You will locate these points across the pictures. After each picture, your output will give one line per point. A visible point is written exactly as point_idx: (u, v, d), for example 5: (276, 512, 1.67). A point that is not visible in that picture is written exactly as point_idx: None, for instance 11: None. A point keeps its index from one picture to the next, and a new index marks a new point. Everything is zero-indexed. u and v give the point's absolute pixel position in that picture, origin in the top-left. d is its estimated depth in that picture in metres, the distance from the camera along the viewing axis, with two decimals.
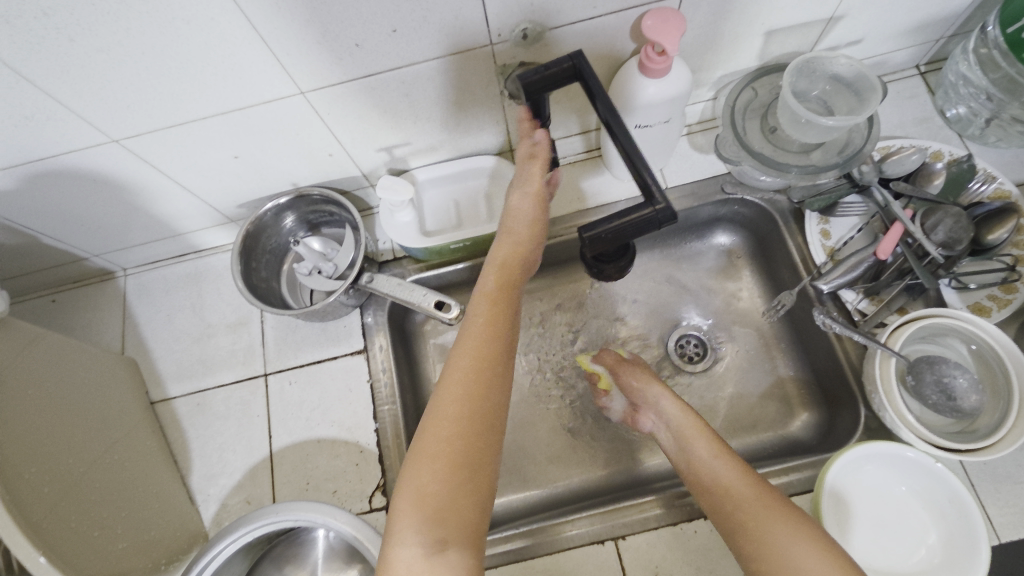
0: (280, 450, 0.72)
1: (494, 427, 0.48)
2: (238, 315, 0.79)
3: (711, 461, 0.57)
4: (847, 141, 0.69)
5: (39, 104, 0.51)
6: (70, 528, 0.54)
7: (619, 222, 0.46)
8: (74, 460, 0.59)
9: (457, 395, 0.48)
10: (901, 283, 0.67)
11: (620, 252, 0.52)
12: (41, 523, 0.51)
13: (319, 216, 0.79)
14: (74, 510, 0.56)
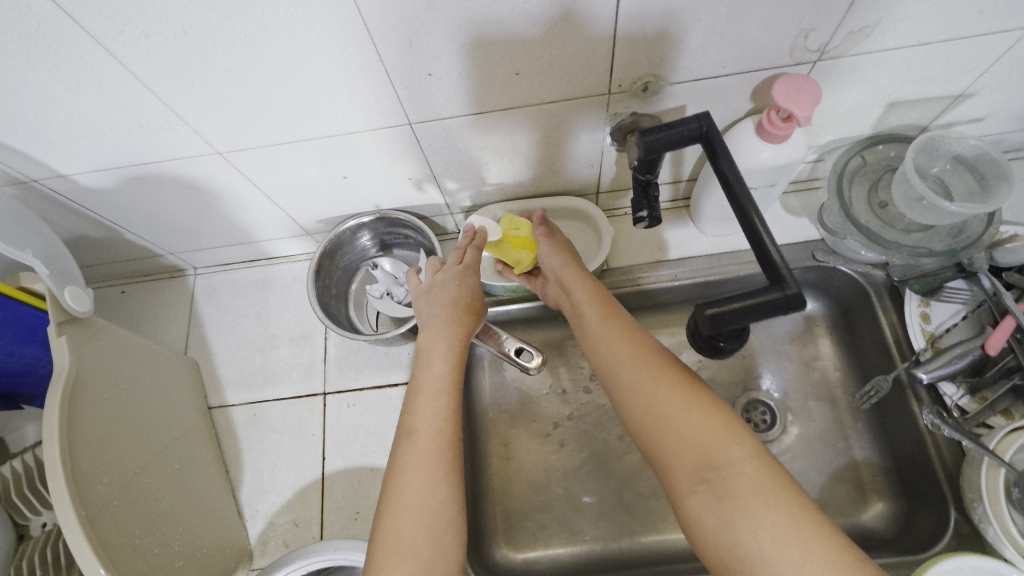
0: (332, 473, 0.70)
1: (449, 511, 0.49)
2: (303, 329, 0.78)
3: (658, 399, 0.50)
4: (962, 226, 0.65)
5: (156, 113, 0.51)
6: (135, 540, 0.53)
7: (741, 299, 0.45)
8: (139, 467, 0.59)
9: (414, 483, 0.49)
10: (1007, 383, 0.61)
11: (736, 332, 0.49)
12: (107, 537, 0.51)
13: (394, 238, 0.77)
14: (136, 522, 0.55)
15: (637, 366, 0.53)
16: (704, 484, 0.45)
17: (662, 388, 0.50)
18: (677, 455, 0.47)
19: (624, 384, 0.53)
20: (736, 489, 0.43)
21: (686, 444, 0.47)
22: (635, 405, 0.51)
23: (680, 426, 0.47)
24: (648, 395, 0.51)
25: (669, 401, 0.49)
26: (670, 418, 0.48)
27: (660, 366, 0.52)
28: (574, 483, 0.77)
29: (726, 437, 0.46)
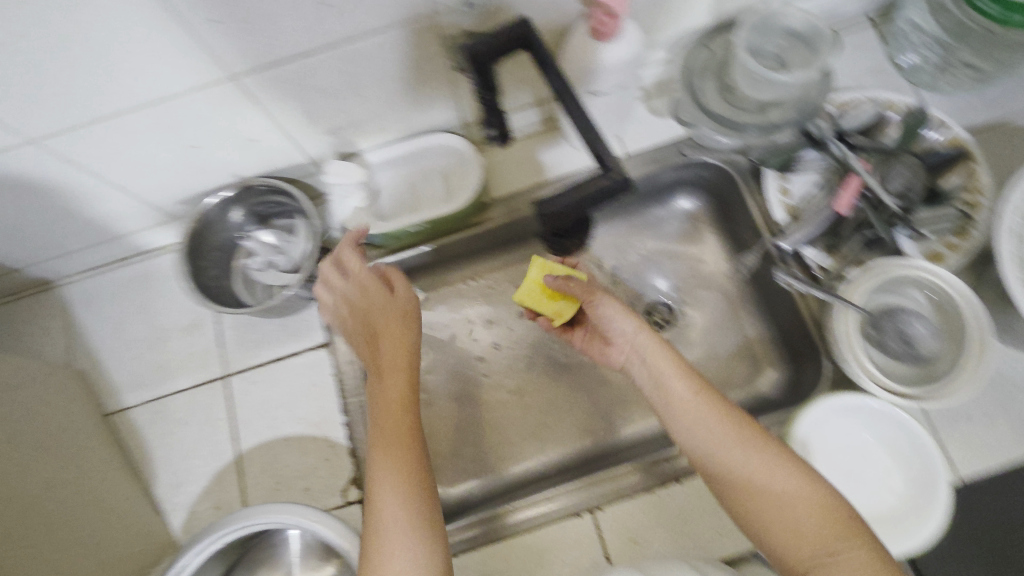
0: (247, 451, 0.70)
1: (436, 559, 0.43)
2: (191, 317, 0.75)
3: (735, 458, 0.47)
4: (803, 96, 0.68)
5: None
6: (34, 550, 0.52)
7: (576, 197, 0.48)
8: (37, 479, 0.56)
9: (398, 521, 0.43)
10: (860, 236, 0.69)
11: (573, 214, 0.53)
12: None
13: (268, 208, 0.74)
14: (35, 534, 0.54)
15: (684, 387, 0.51)
16: (769, 519, 0.45)
17: (709, 418, 0.48)
18: (773, 520, 0.44)
19: (666, 411, 0.51)
20: (801, 523, 0.43)
21: (748, 483, 0.46)
22: (677, 427, 0.50)
23: (788, 490, 0.44)
24: (727, 458, 0.47)
25: (713, 429, 0.48)
26: (734, 459, 0.47)
27: (710, 391, 0.50)
28: (496, 414, 0.81)
29: (791, 473, 0.45)
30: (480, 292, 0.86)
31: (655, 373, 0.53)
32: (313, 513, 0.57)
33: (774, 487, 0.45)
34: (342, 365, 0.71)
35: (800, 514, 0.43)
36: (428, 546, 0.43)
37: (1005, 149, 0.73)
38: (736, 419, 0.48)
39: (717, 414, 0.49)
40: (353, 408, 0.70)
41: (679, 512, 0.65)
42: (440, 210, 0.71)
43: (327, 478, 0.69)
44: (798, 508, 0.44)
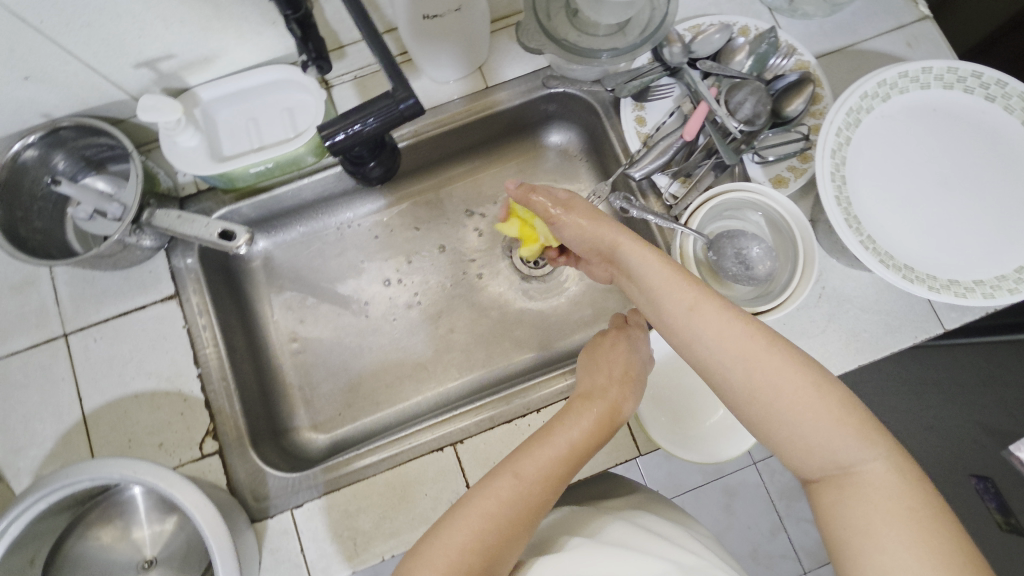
0: (94, 410, 0.67)
1: (522, 505, 0.48)
2: (22, 274, 0.70)
3: (776, 380, 0.45)
4: (649, 18, 0.67)
5: None
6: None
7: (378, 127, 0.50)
8: None
9: (495, 493, 0.48)
10: (709, 162, 0.70)
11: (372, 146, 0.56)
12: None
13: (98, 151, 0.68)
14: None
15: (691, 307, 0.50)
16: (786, 429, 0.45)
17: (732, 332, 0.47)
18: (809, 439, 0.44)
19: (683, 331, 0.50)
20: (803, 423, 0.45)
21: (754, 397, 0.46)
22: (689, 348, 0.50)
23: (797, 407, 0.45)
24: (768, 382, 0.46)
25: (738, 338, 0.47)
26: (735, 375, 0.47)
27: (715, 304, 0.49)
28: (372, 358, 0.80)
29: (792, 379, 0.45)
30: (353, 237, 0.85)
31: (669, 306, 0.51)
32: (143, 465, 0.54)
33: (782, 401, 0.45)
34: (192, 319, 0.70)
35: (799, 420, 0.45)
36: (539, 492, 0.49)
37: (849, 75, 0.75)
38: (738, 328, 0.47)
39: (730, 323, 0.48)
40: (207, 356, 0.69)
41: None
42: (285, 147, 0.67)
43: (183, 431, 0.67)
44: (802, 412, 0.45)
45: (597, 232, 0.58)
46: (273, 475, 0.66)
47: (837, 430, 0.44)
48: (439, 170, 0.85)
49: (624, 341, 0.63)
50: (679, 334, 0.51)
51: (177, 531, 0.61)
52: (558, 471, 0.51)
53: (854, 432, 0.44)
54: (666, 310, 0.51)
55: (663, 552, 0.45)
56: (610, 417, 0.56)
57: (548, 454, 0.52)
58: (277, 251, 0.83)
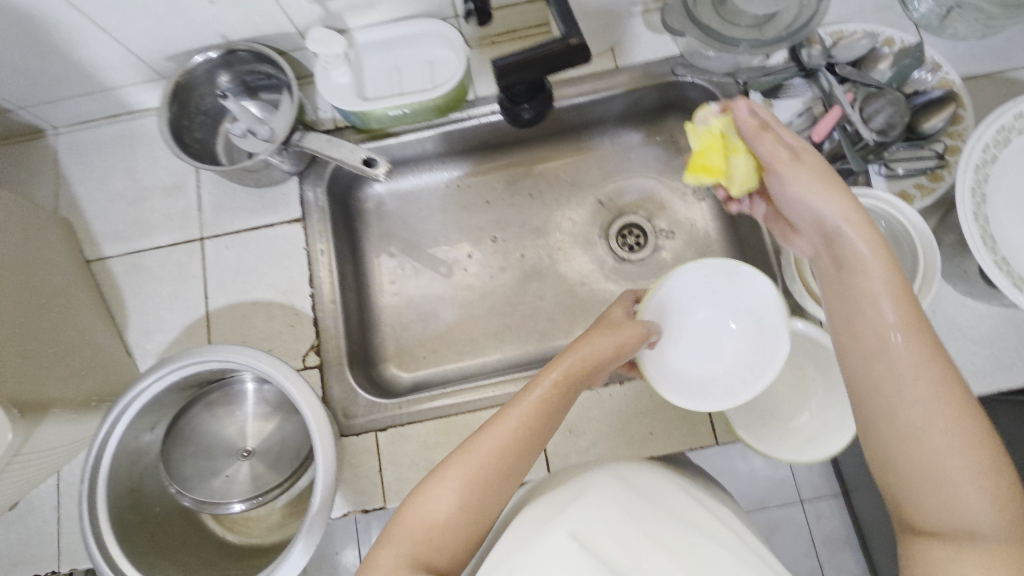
0: (216, 309, 0.74)
1: (504, 463, 0.45)
2: (173, 179, 0.78)
3: (936, 420, 0.36)
4: (796, 15, 0.67)
5: None
6: (21, 352, 0.56)
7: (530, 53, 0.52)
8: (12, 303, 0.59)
9: (481, 448, 0.46)
10: (833, 167, 0.70)
11: (532, 92, 0.65)
12: None
13: (256, 78, 0.75)
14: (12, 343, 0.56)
15: (888, 304, 0.41)
16: (918, 471, 0.36)
17: (924, 351, 0.38)
18: (936, 490, 0.36)
19: (861, 324, 0.42)
20: (941, 471, 0.36)
21: (904, 421, 0.37)
22: (864, 347, 0.41)
23: (951, 456, 0.35)
24: (922, 414, 0.37)
25: (927, 361, 0.38)
26: (900, 393, 0.38)
27: (913, 313, 0.40)
28: (460, 312, 0.84)
29: (962, 427, 0.36)
30: (459, 194, 0.88)
31: (862, 301, 0.42)
32: (264, 357, 0.59)
33: (939, 442, 0.36)
34: (313, 243, 0.75)
35: (949, 469, 0.35)
36: (516, 449, 0.46)
37: (995, 101, 0.72)
38: (922, 347, 0.38)
39: (921, 343, 0.39)
40: (320, 279, 0.74)
41: (617, 411, 0.67)
42: (424, 96, 0.71)
43: (290, 342, 0.73)
44: (953, 463, 0.35)
45: (824, 203, 0.48)
46: (364, 397, 0.71)
47: (987, 500, 0.34)
48: (551, 143, 0.88)
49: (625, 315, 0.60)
50: (859, 326, 0.42)
51: (277, 430, 0.67)
52: (542, 428, 0.48)
53: (1001, 512, 0.34)
54: (854, 297, 0.43)
55: (695, 519, 0.45)
56: (579, 371, 0.52)
57: (523, 408, 0.48)
58: (390, 198, 0.88)
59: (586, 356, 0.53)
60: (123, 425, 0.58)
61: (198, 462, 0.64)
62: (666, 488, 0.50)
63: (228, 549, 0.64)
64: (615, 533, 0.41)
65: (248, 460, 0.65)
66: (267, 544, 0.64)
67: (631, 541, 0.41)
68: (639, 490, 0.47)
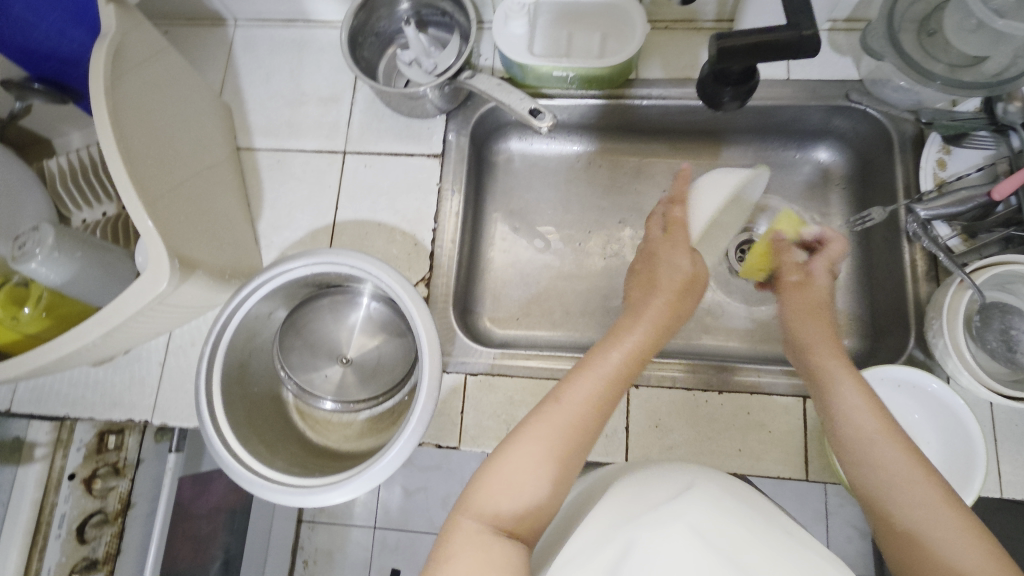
0: (342, 222, 0.76)
1: (581, 426, 0.50)
2: (331, 91, 0.81)
3: (910, 490, 0.44)
4: (1009, 65, 0.62)
5: None
6: (183, 213, 0.60)
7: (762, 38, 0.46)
8: (180, 166, 0.63)
9: (547, 420, 0.50)
10: (1003, 232, 0.64)
11: (745, 78, 0.56)
12: (154, 200, 0.55)
13: (432, 13, 0.76)
14: (178, 202, 0.59)
15: (847, 390, 0.52)
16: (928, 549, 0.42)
17: (883, 427, 0.48)
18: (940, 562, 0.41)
19: (830, 412, 0.52)
20: (923, 527, 0.42)
21: (882, 488, 0.46)
22: (841, 432, 0.50)
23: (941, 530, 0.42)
24: (903, 485, 0.45)
25: (885, 433, 0.48)
26: (870, 465, 0.47)
27: (867, 397, 0.51)
28: (562, 284, 0.83)
29: (953, 513, 0.42)
30: (588, 170, 0.87)
31: (844, 405, 0.51)
32: (391, 273, 0.61)
33: (907, 500, 0.44)
34: (445, 181, 0.77)
35: (942, 544, 0.41)
36: (589, 413, 0.50)
37: None
38: (878, 425, 0.49)
39: (880, 421, 0.49)
40: (445, 217, 0.75)
41: (708, 416, 0.66)
42: (589, 64, 0.71)
43: (404, 268, 0.74)
44: (929, 518, 0.42)
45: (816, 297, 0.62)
46: (461, 339, 0.72)
47: (961, 546, 0.40)
48: (693, 141, 0.85)
49: (681, 245, 0.63)
50: (833, 419, 0.52)
51: (376, 348, 0.68)
52: (615, 392, 0.52)
53: (985, 557, 0.39)
54: (819, 390, 0.54)
55: (789, 527, 0.42)
56: (656, 338, 0.58)
57: (592, 380, 0.52)
58: (520, 158, 0.88)
59: (657, 325, 0.58)
60: (251, 301, 0.62)
61: (303, 355, 0.67)
62: (756, 496, 0.46)
63: (308, 443, 0.67)
64: (727, 531, 0.38)
65: (345, 367, 0.68)
66: (343, 450, 0.66)
67: (748, 546, 0.38)
68: (739, 492, 0.44)
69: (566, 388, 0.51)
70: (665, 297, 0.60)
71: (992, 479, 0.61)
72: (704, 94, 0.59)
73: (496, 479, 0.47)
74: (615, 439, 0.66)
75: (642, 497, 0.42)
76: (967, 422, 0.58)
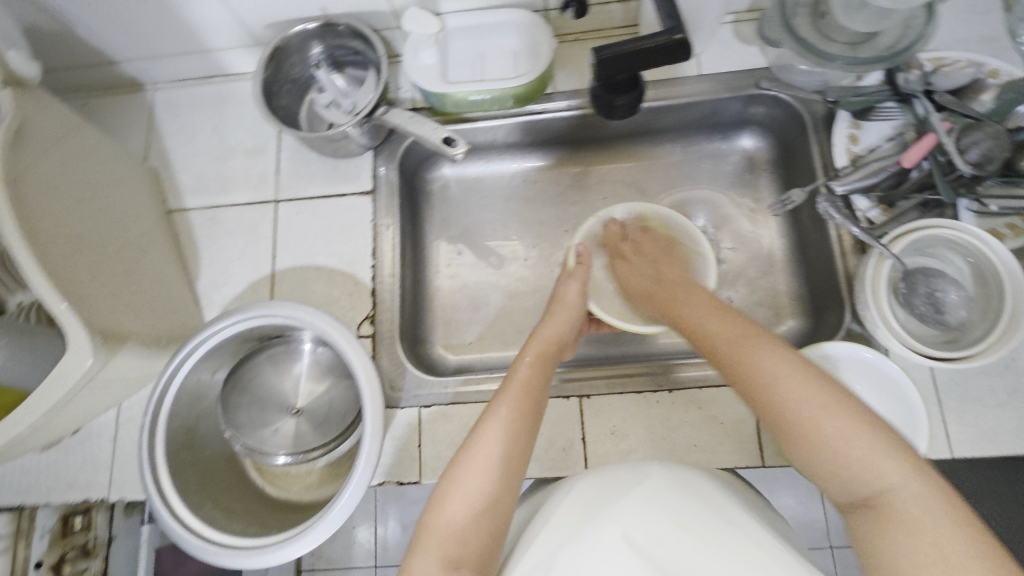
0: (281, 270, 0.77)
1: (523, 430, 0.54)
2: (256, 142, 0.81)
3: (787, 389, 0.47)
4: (900, 36, 0.64)
5: None
6: (107, 287, 0.60)
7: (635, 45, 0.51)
8: (103, 239, 0.63)
9: (494, 441, 0.52)
10: (919, 197, 0.66)
11: (630, 84, 0.62)
12: (70, 282, 0.55)
13: (345, 54, 0.78)
14: (100, 277, 0.60)
15: (761, 354, 0.50)
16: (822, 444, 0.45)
17: (792, 370, 0.48)
18: (837, 455, 0.44)
19: (747, 371, 0.50)
20: (841, 458, 0.43)
21: (794, 428, 0.46)
22: (752, 387, 0.50)
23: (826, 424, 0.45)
24: (782, 387, 0.48)
25: (791, 374, 0.48)
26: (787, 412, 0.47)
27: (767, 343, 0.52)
28: (511, 302, 0.83)
29: (835, 410, 0.45)
30: (522, 186, 0.88)
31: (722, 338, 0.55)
32: (327, 318, 0.61)
33: (829, 433, 0.44)
34: (379, 217, 0.77)
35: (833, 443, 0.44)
36: (522, 427, 0.54)
37: None
38: (796, 373, 0.48)
39: (792, 364, 0.48)
40: (383, 253, 0.76)
41: (662, 416, 0.67)
42: (505, 83, 0.72)
43: (347, 309, 0.75)
44: (847, 446, 0.43)
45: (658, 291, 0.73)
46: (412, 372, 0.71)
47: (878, 465, 0.42)
48: (621, 146, 0.87)
49: (578, 277, 0.71)
50: (745, 374, 0.51)
51: (325, 394, 0.69)
52: (536, 396, 0.57)
53: (898, 466, 0.42)
54: (728, 358, 0.53)
55: (729, 512, 0.47)
56: (548, 350, 0.63)
57: (512, 395, 0.56)
58: (455, 183, 0.88)
59: (550, 337, 0.64)
60: (188, 366, 0.61)
61: (251, 411, 0.66)
62: (718, 489, 0.50)
63: (268, 499, 0.66)
64: (655, 535, 0.44)
65: (297, 418, 0.67)
66: (304, 501, 0.66)
67: (674, 545, 0.43)
68: (689, 492, 0.48)
69: (491, 415, 0.54)
70: (555, 321, 0.66)
71: (940, 441, 0.62)
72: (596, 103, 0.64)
73: (451, 494, 0.49)
74: (573, 451, 0.67)
75: (584, 503, 0.49)
76: (906, 389, 0.60)
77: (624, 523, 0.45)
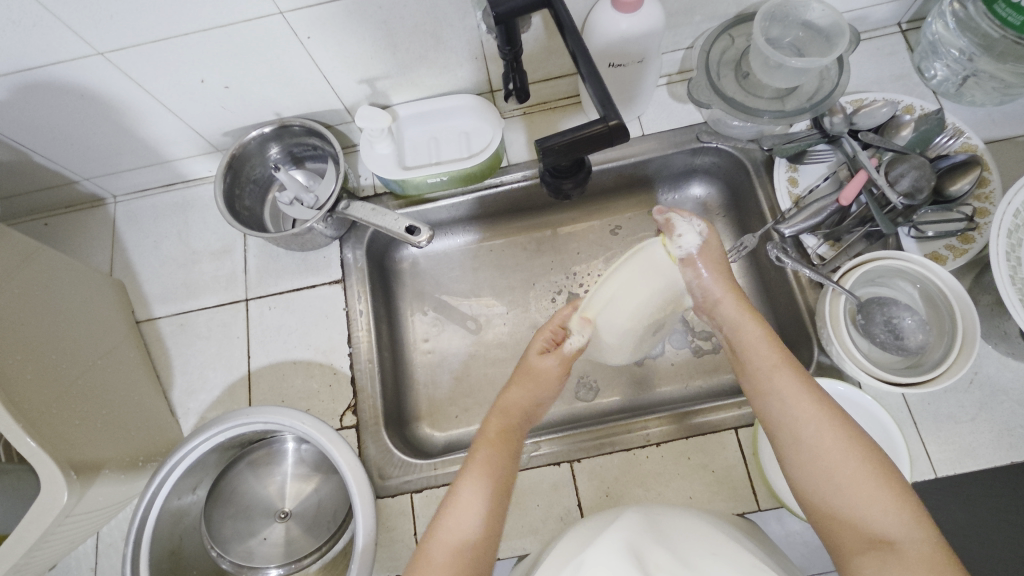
0: (257, 369, 0.76)
1: (499, 487, 0.53)
2: (222, 243, 0.82)
3: (791, 402, 0.52)
4: (817, 87, 0.70)
5: (37, 17, 0.54)
6: (73, 415, 0.59)
7: (575, 135, 0.55)
8: (69, 365, 0.62)
9: (483, 470, 0.54)
10: (862, 229, 0.70)
11: (575, 168, 0.66)
12: (36, 420, 0.55)
13: (303, 150, 0.81)
14: (67, 408, 0.59)
15: (781, 385, 0.53)
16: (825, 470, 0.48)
17: (800, 399, 0.52)
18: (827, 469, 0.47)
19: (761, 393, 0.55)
20: (844, 488, 0.46)
21: (816, 472, 0.48)
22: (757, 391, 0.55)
23: (825, 442, 0.48)
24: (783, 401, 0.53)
25: (814, 413, 0.50)
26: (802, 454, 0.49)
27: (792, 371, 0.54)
28: (491, 370, 0.83)
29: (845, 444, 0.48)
30: (488, 253, 0.90)
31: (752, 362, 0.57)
32: (305, 418, 0.60)
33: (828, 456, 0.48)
34: (352, 303, 0.78)
35: (830, 467, 0.47)
36: (504, 454, 0.56)
37: (1018, 165, 0.73)
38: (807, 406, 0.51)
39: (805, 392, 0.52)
40: (359, 339, 0.76)
41: (653, 471, 0.68)
42: (462, 164, 0.75)
43: (328, 401, 0.74)
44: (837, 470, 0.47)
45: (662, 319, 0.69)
46: (399, 457, 0.70)
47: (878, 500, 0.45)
48: (580, 206, 0.90)
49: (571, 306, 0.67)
50: (781, 427, 0.52)
51: (315, 492, 0.68)
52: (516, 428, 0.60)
53: (899, 513, 0.44)
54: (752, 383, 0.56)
55: (715, 547, 0.43)
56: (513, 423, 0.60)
57: (494, 439, 0.57)
58: (424, 259, 0.90)
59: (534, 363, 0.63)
60: (167, 488, 0.60)
61: (237, 524, 0.66)
62: (703, 527, 0.47)
63: None
64: (643, 553, 0.41)
65: (285, 522, 0.67)
66: None
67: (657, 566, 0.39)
68: (668, 530, 0.45)
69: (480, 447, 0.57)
70: (522, 387, 0.62)
71: (922, 461, 0.64)
72: (547, 186, 0.69)
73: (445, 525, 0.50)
74: (572, 520, 0.67)
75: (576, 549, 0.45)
76: (880, 415, 0.61)
77: (619, 543, 0.42)
